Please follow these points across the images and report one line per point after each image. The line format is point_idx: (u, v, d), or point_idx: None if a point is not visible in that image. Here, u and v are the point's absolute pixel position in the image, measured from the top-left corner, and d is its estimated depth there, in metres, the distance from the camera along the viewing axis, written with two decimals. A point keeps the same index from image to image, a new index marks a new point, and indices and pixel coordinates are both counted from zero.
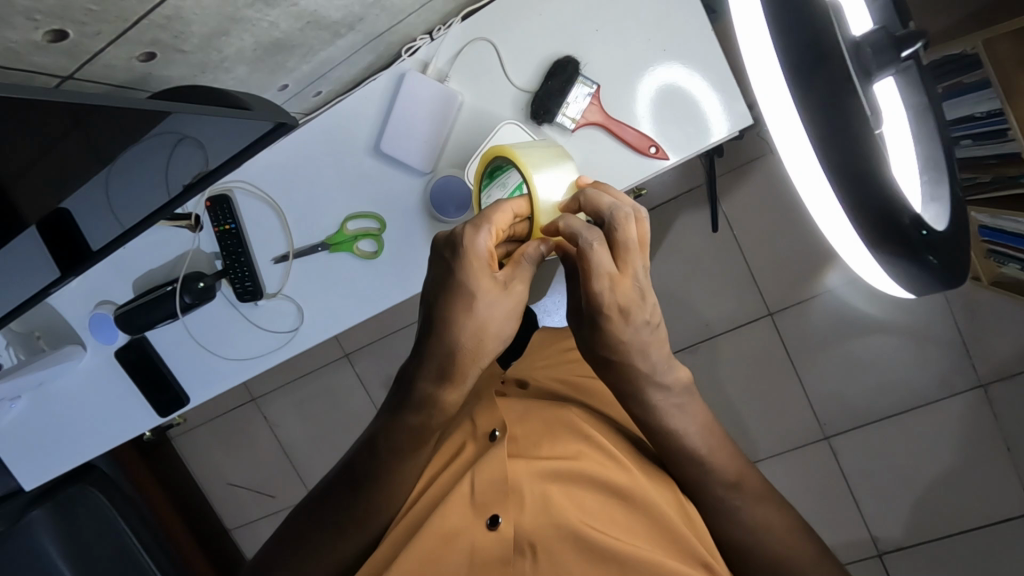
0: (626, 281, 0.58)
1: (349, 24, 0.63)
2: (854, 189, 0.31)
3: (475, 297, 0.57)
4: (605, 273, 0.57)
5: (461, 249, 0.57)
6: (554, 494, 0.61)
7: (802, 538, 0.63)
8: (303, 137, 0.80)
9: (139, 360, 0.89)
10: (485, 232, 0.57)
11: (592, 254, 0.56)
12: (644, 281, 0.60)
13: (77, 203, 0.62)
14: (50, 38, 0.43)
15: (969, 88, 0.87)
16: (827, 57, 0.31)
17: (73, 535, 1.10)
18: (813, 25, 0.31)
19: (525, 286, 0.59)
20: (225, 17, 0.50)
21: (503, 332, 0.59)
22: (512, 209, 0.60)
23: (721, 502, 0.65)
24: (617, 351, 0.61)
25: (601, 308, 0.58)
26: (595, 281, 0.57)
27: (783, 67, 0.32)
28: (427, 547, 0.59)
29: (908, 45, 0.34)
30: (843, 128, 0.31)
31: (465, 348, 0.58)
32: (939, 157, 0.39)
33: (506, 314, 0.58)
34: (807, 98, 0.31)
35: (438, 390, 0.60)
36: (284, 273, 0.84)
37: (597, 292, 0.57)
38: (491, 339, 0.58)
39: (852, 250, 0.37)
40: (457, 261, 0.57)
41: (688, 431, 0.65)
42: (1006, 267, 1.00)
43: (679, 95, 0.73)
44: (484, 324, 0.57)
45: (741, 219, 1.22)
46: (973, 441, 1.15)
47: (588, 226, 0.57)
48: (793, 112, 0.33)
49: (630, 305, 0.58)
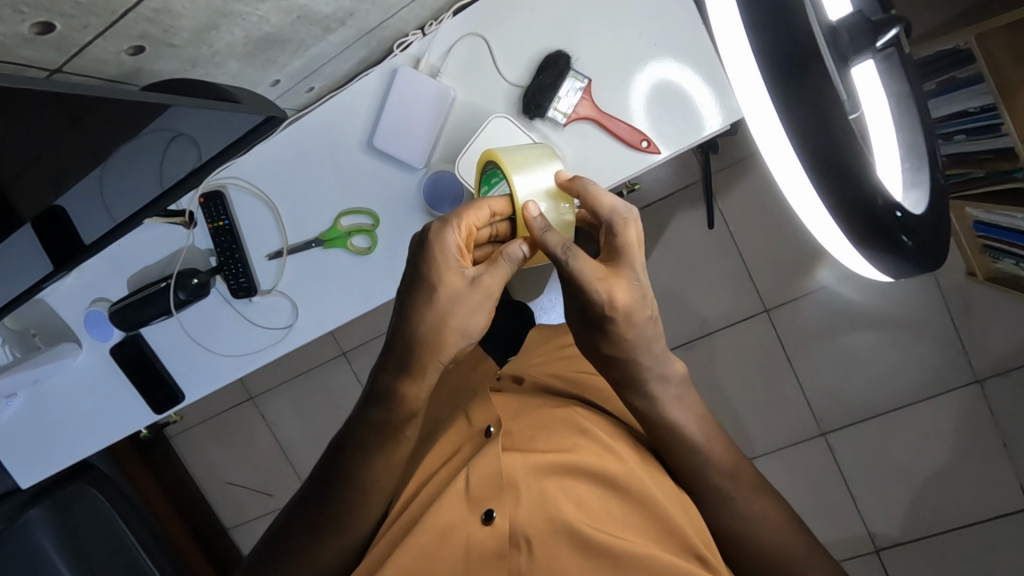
0: (620, 284, 0.58)
1: (340, 19, 0.64)
2: (834, 181, 0.32)
3: (437, 290, 0.56)
4: (600, 281, 0.56)
5: (429, 245, 0.56)
6: (549, 487, 0.61)
7: (796, 530, 0.63)
8: (297, 132, 0.80)
9: (135, 357, 0.89)
10: (453, 228, 0.56)
11: (573, 269, 0.56)
12: (643, 282, 0.59)
13: (70, 200, 0.62)
14: (38, 30, 0.44)
15: (963, 83, 0.87)
16: (806, 53, 0.31)
17: (73, 535, 1.10)
18: (793, 20, 0.31)
19: (501, 285, 0.57)
20: (215, 11, 0.51)
21: (468, 327, 0.57)
22: (490, 207, 0.60)
23: (714, 492, 0.65)
24: (605, 342, 0.61)
25: (607, 314, 0.58)
26: (597, 292, 0.56)
27: (762, 69, 0.32)
28: (424, 544, 0.59)
29: (885, 31, 0.34)
30: (823, 121, 0.31)
31: (440, 343, 0.57)
32: (919, 145, 0.39)
33: (472, 309, 0.57)
34: (787, 96, 0.32)
35: (415, 387, 0.60)
36: (278, 269, 0.84)
37: (597, 300, 0.57)
38: (453, 333, 0.57)
39: (828, 234, 0.37)
40: (423, 256, 0.57)
41: (683, 419, 0.66)
42: (1001, 262, 1.00)
43: (671, 89, 0.73)
44: (445, 316, 0.56)
45: (736, 216, 1.22)
46: (970, 436, 1.14)
47: (563, 244, 0.56)
48: (773, 110, 0.33)
49: (630, 307, 0.58)
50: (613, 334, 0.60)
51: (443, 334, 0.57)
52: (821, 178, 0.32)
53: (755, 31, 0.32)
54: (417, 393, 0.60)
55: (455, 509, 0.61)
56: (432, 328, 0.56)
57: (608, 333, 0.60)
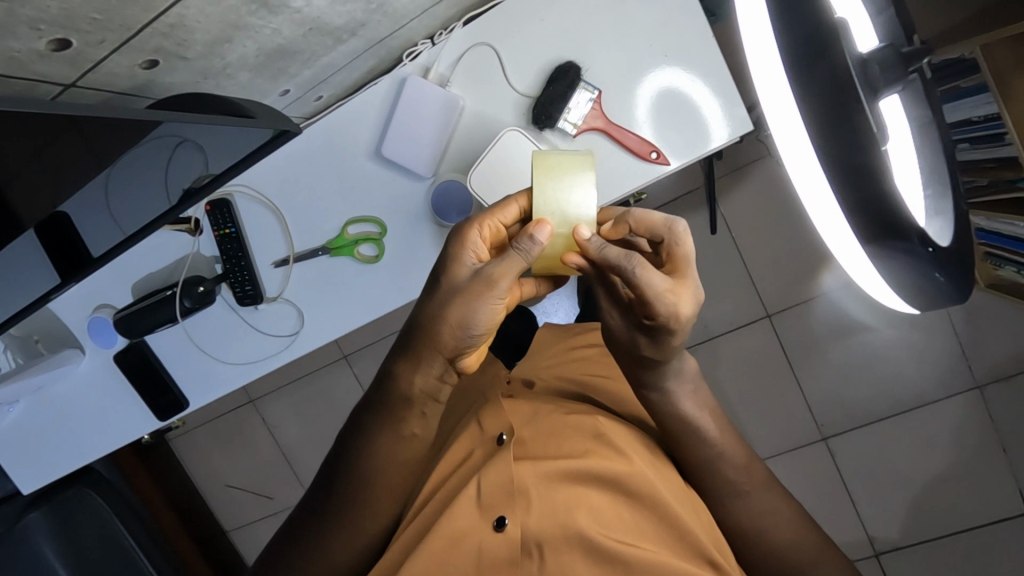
0: (685, 294, 0.56)
1: (351, 30, 0.63)
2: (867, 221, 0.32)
3: (444, 284, 0.56)
4: (667, 292, 0.55)
5: (450, 241, 0.59)
6: (561, 495, 0.61)
7: (809, 529, 0.64)
8: (304, 139, 0.80)
9: (139, 364, 0.89)
10: (476, 228, 0.59)
11: (640, 280, 0.54)
12: (703, 292, 0.58)
13: (76, 208, 0.61)
14: (54, 46, 0.43)
15: (968, 93, 0.87)
16: (843, 89, 0.32)
17: (72, 540, 1.09)
18: (829, 60, 0.31)
19: (510, 279, 0.55)
20: (228, 24, 0.50)
21: (465, 323, 0.55)
22: (515, 205, 0.63)
23: (728, 490, 0.65)
24: (652, 347, 0.61)
25: (662, 321, 0.56)
26: (657, 300, 0.55)
27: (801, 108, 0.33)
28: (435, 551, 0.59)
29: (914, 61, 0.34)
30: (857, 155, 0.31)
31: (437, 334, 0.55)
32: (942, 169, 0.39)
33: (475, 308, 0.54)
34: (825, 131, 0.32)
35: (420, 377, 0.59)
36: (284, 277, 0.84)
37: (661, 310, 0.55)
38: (450, 331, 0.55)
39: (852, 258, 0.38)
40: (444, 254, 0.59)
41: (700, 424, 0.66)
42: (1004, 269, 1.00)
43: (680, 100, 0.73)
44: (452, 316, 0.54)
45: (739, 222, 1.22)
46: (970, 441, 1.15)
47: (627, 253, 0.55)
48: (806, 139, 0.33)
49: (690, 318, 0.57)
50: (659, 338, 0.59)
51: (453, 329, 0.55)
52: (855, 215, 0.33)
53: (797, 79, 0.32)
54: (417, 379, 0.59)
55: (467, 517, 0.60)
56: (432, 318, 0.55)
57: (657, 339, 0.59)
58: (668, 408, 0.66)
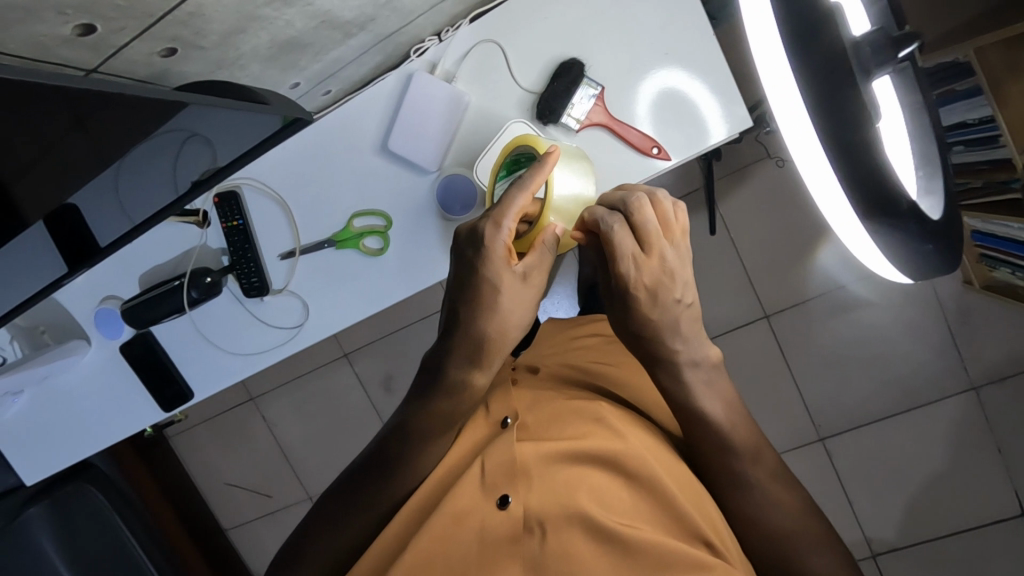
0: (652, 263, 0.59)
1: (361, 24, 0.65)
2: (864, 190, 0.34)
3: (501, 293, 0.61)
4: (629, 254, 0.58)
5: (484, 246, 0.60)
6: (563, 474, 0.62)
7: (814, 520, 0.61)
8: (313, 132, 0.82)
9: (145, 356, 0.90)
10: (504, 229, 0.60)
11: (610, 238, 0.59)
12: (674, 264, 0.60)
13: (84, 200, 0.62)
14: (79, 31, 0.45)
15: (962, 96, 0.89)
16: (840, 67, 0.34)
17: (72, 538, 1.10)
18: (822, 41, 0.34)
19: (544, 276, 0.63)
20: (245, 15, 0.52)
21: (523, 321, 0.63)
22: (531, 192, 0.61)
23: (733, 474, 0.63)
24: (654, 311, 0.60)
25: (628, 287, 0.60)
26: (620, 262, 0.59)
27: (799, 83, 0.34)
28: (438, 527, 0.61)
29: (906, 44, 0.36)
30: (846, 131, 0.34)
31: (505, 338, 0.63)
32: (933, 153, 0.41)
33: (525, 304, 0.62)
34: (820, 105, 0.34)
35: (472, 372, 0.64)
36: (289, 270, 0.85)
37: (623, 270, 0.59)
38: (513, 329, 0.63)
39: (851, 233, 0.39)
40: (480, 258, 0.61)
41: (714, 414, 0.63)
42: (998, 271, 1.02)
43: (680, 98, 0.74)
44: (508, 315, 0.62)
45: (739, 222, 1.24)
46: (966, 442, 1.16)
47: (607, 211, 0.60)
48: (804, 114, 0.35)
49: (656, 286, 0.59)
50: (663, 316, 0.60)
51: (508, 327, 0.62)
52: (854, 189, 0.34)
53: (796, 56, 0.34)
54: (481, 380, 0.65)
55: (470, 496, 0.63)
56: (500, 328, 0.62)
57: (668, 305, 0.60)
58: (677, 399, 0.64)
